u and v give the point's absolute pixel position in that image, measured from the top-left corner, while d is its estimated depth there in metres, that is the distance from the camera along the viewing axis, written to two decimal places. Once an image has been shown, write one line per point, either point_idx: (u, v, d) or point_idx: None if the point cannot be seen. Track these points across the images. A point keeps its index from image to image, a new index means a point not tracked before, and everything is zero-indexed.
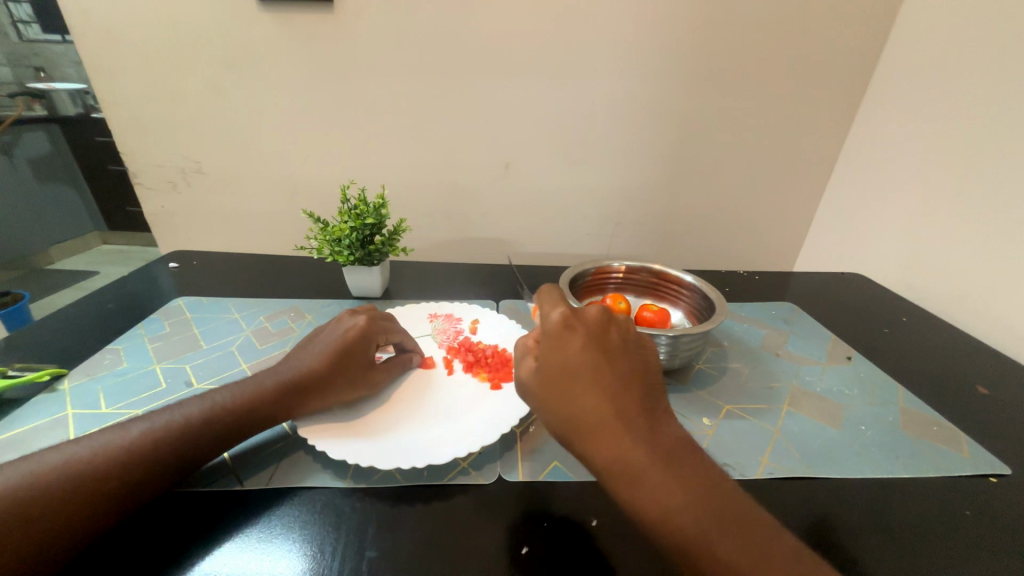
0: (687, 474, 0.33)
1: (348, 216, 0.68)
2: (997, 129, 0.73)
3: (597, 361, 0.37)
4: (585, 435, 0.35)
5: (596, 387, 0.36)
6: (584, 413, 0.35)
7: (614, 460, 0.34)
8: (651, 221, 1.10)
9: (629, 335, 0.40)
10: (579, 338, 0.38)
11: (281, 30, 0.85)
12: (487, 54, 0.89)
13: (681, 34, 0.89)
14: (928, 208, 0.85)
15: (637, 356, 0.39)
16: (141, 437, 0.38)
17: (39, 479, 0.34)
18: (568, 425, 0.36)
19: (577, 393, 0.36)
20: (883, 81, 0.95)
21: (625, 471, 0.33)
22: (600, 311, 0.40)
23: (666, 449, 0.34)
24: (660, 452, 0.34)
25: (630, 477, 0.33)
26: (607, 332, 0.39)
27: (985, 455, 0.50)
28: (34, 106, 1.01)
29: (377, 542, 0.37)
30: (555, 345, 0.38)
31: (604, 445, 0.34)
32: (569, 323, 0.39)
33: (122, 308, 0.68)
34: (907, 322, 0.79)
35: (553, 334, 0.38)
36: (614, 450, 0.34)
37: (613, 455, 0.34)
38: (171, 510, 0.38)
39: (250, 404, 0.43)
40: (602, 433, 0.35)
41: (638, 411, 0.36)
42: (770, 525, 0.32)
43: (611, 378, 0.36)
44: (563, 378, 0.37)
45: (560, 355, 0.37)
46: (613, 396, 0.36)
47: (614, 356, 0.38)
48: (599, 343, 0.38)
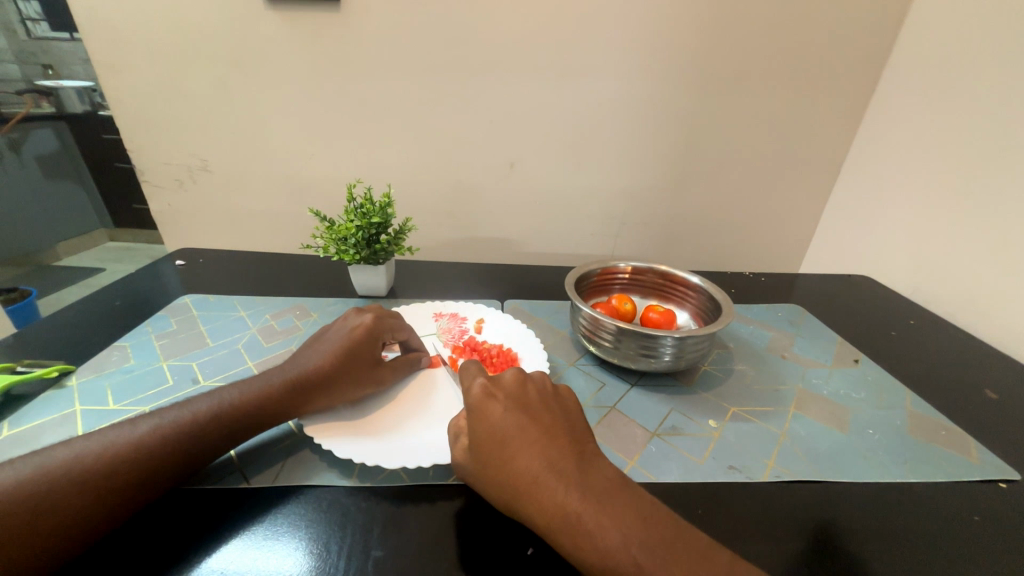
0: (625, 509, 0.34)
1: (354, 215, 0.68)
2: (1006, 131, 0.72)
3: (521, 421, 0.39)
4: (525, 497, 0.35)
5: (526, 446, 0.37)
6: (520, 473, 0.36)
7: (555, 516, 0.33)
8: (657, 221, 1.09)
9: (546, 390, 0.43)
10: (500, 403, 0.40)
11: (288, 29, 0.85)
12: (493, 54, 0.89)
13: (688, 34, 0.89)
14: (935, 211, 0.84)
15: (559, 410, 0.41)
16: (149, 434, 0.38)
17: (49, 475, 0.34)
18: (508, 491, 0.36)
19: (510, 456, 0.37)
20: (891, 82, 0.94)
21: (567, 522, 0.33)
22: (515, 374, 0.43)
23: (601, 490, 0.35)
24: (595, 493, 0.34)
25: (574, 527, 0.33)
26: (525, 392, 0.41)
27: (993, 460, 0.49)
28: (41, 103, 1.02)
29: (382, 541, 0.37)
30: (478, 416, 0.39)
31: (543, 503, 0.34)
32: (490, 391, 0.41)
33: (129, 305, 0.68)
34: (914, 325, 0.79)
35: (476, 405, 0.40)
36: (552, 504, 0.34)
37: (552, 512, 0.34)
38: (177, 508, 0.38)
39: (258, 402, 0.43)
40: (539, 490, 0.35)
41: (568, 460, 0.36)
42: (707, 547, 0.33)
43: (537, 435, 0.38)
44: (494, 446, 0.37)
45: (486, 426, 0.39)
46: (542, 449, 0.37)
47: (536, 413, 0.40)
48: (521, 403, 0.40)
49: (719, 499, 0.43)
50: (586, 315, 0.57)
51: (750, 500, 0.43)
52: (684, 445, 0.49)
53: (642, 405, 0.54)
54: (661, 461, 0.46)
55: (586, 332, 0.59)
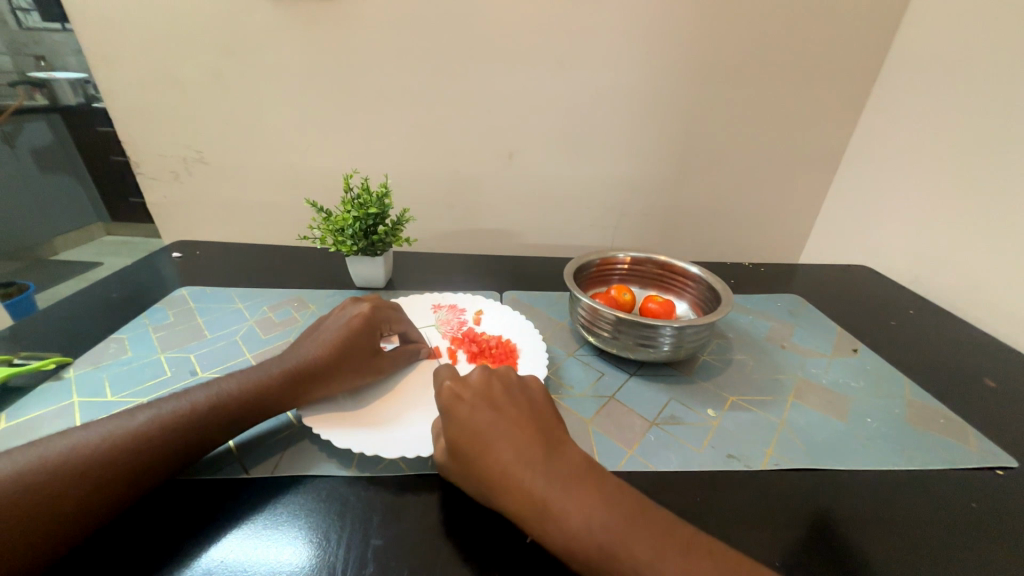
0: (595, 493, 0.34)
1: (351, 206, 0.67)
2: (1006, 120, 0.72)
3: (489, 416, 0.38)
4: (498, 489, 0.35)
5: (495, 440, 0.37)
6: (492, 467, 0.36)
7: (526, 506, 0.34)
8: (656, 212, 1.09)
9: (514, 383, 0.42)
10: (467, 401, 0.39)
11: (281, 18, 0.84)
12: (490, 43, 0.88)
13: (688, 21, 0.88)
14: (936, 200, 0.83)
15: (526, 401, 0.41)
16: (145, 424, 0.38)
17: (48, 465, 0.34)
18: (483, 486, 0.36)
19: (481, 453, 0.36)
20: (893, 70, 0.93)
21: (538, 511, 0.33)
22: (481, 372, 0.42)
23: (570, 476, 0.35)
24: (565, 480, 0.34)
25: (545, 516, 0.33)
26: (491, 386, 0.41)
27: (991, 448, 0.50)
28: (35, 96, 0.95)
29: (381, 530, 0.37)
30: (447, 416, 0.39)
31: (515, 495, 0.34)
32: (457, 391, 0.40)
33: (126, 298, 0.68)
34: (914, 314, 0.79)
35: (443, 405, 0.40)
36: (524, 495, 0.34)
37: (526, 504, 0.34)
38: (176, 499, 0.38)
39: (255, 392, 0.43)
40: (509, 481, 0.35)
41: (537, 451, 0.36)
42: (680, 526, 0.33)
43: (507, 429, 0.38)
44: (465, 443, 0.37)
45: (455, 426, 0.38)
46: (511, 441, 0.37)
47: (503, 407, 0.40)
48: (487, 398, 0.40)
49: (716, 487, 0.43)
50: (584, 305, 0.57)
51: (747, 488, 0.43)
52: (683, 435, 0.49)
53: (640, 395, 0.54)
54: (659, 450, 0.46)
55: (585, 322, 0.59)
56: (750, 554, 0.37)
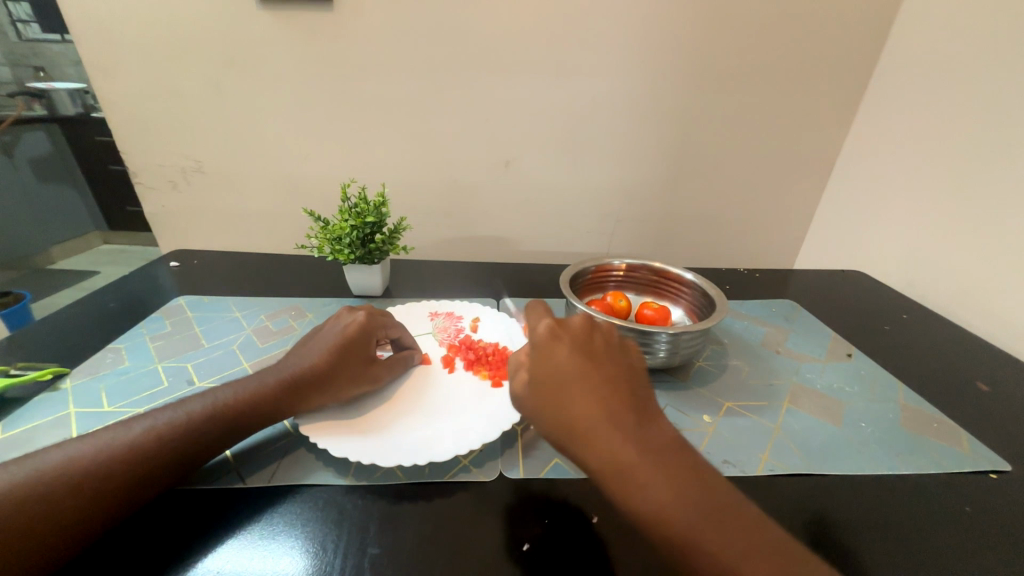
0: (681, 467, 0.33)
1: (348, 215, 0.68)
2: (995, 126, 0.73)
3: (584, 367, 0.38)
4: (579, 438, 0.35)
5: (586, 390, 0.36)
6: (578, 416, 0.35)
7: (607, 458, 0.33)
8: (652, 218, 1.10)
9: (612, 341, 0.41)
10: (566, 347, 0.39)
11: (281, 30, 0.85)
12: (487, 53, 0.89)
13: (681, 32, 0.89)
14: (927, 206, 0.85)
15: (622, 361, 0.40)
16: (143, 434, 0.38)
17: (44, 476, 0.34)
18: (564, 430, 0.36)
19: (569, 399, 0.36)
20: (883, 78, 0.95)
21: (619, 467, 0.33)
22: (582, 321, 0.42)
23: (658, 444, 0.34)
24: (653, 446, 0.34)
25: (626, 474, 0.33)
26: (592, 339, 0.40)
27: (985, 451, 0.50)
28: (33, 106, 1.02)
29: (378, 539, 0.37)
30: (543, 356, 0.39)
31: (598, 445, 0.34)
32: (556, 332, 0.40)
33: (122, 307, 0.68)
34: (907, 319, 0.79)
35: (541, 344, 0.39)
36: (607, 449, 0.34)
37: (606, 457, 0.33)
38: (174, 509, 0.38)
39: (252, 401, 0.43)
40: (595, 433, 0.34)
41: (627, 410, 0.36)
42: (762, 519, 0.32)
43: (600, 382, 0.37)
44: (554, 387, 0.37)
45: (548, 365, 0.38)
46: (603, 395, 0.36)
47: (601, 361, 0.39)
48: (586, 350, 0.39)
49: None
50: (581, 312, 0.57)
51: (744, 494, 0.43)
52: None
53: None
54: None
55: None
56: None
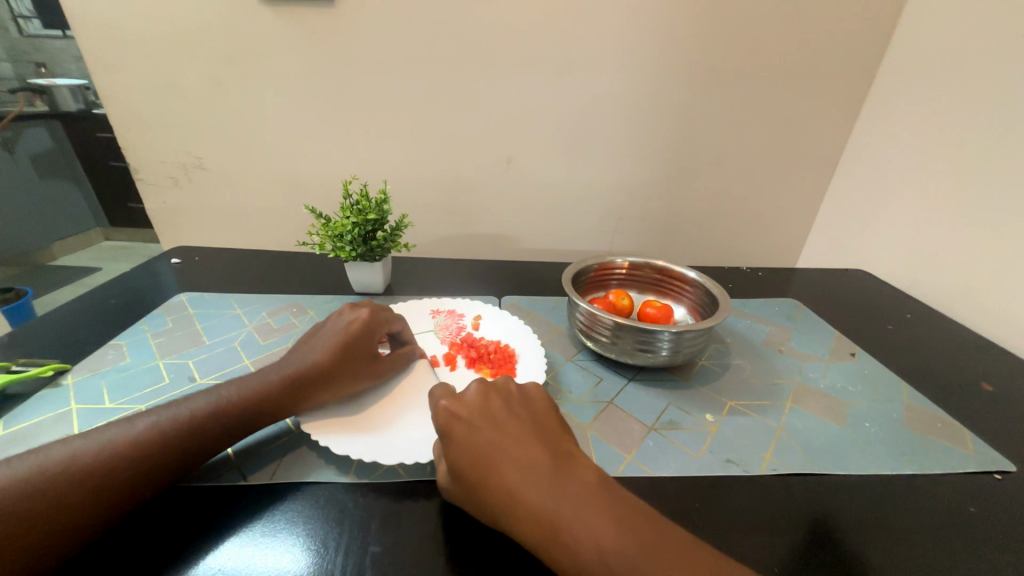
0: (602, 512, 0.33)
1: (350, 212, 0.68)
2: (1000, 125, 0.72)
3: (490, 437, 0.38)
4: (505, 511, 0.35)
5: (496, 461, 0.36)
6: (495, 489, 0.35)
7: (534, 528, 0.33)
8: (654, 216, 1.09)
9: (511, 399, 0.42)
10: (467, 422, 0.39)
11: (282, 26, 0.85)
12: (489, 49, 0.88)
13: (684, 28, 0.88)
14: (932, 205, 0.84)
15: (527, 419, 0.40)
16: (147, 430, 0.38)
17: (47, 473, 0.34)
18: (488, 505, 0.35)
19: (484, 474, 0.36)
20: (888, 75, 0.94)
21: (546, 530, 0.33)
22: (479, 388, 0.42)
23: (574, 494, 0.34)
24: (569, 495, 0.34)
25: (553, 535, 0.32)
26: (491, 406, 0.40)
27: (989, 452, 0.50)
28: (34, 102, 1.01)
29: (380, 537, 0.37)
30: (447, 440, 0.38)
31: (522, 515, 0.34)
32: (455, 410, 0.40)
33: (124, 304, 0.68)
34: (911, 319, 0.79)
35: (442, 426, 0.39)
36: (530, 516, 0.34)
37: (530, 524, 0.33)
38: (175, 506, 0.38)
39: (257, 399, 0.43)
40: (515, 503, 0.34)
41: (540, 468, 0.36)
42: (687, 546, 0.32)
43: (508, 449, 0.37)
44: (468, 467, 0.37)
45: (456, 446, 0.38)
46: (513, 461, 0.36)
47: (505, 424, 0.39)
48: (487, 417, 0.39)
49: (715, 492, 0.43)
50: (583, 310, 0.57)
51: (746, 493, 0.43)
52: (681, 439, 0.49)
53: (639, 400, 0.54)
54: (658, 456, 0.46)
55: (583, 327, 0.59)
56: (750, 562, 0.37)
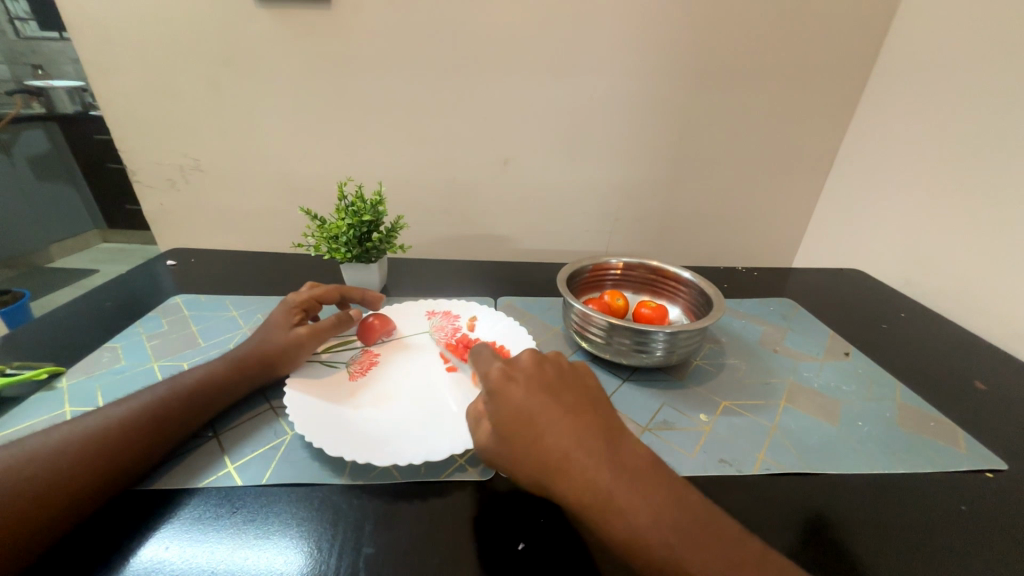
0: (655, 489, 0.33)
1: (345, 213, 0.68)
2: (993, 125, 0.73)
3: (545, 401, 0.37)
4: (554, 478, 0.34)
5: (551, 427, 0.35)
6: (547, 455, 0.34)
7: (588, 494, 0.33)
8: (650, 217, 1.09)
9: (564, 368, 0.41)
10: (522, 385, 0.38)
11: (277, 28, 0.85)
12: (485, 50, 0.89)
13: (679, 28, 0.88)
14: (926, 204, 0.84)
15: (580, 388, 0.39)
16: (75, 438, 0.38)
17: (35, 456, 0.36)
18: (536, 469, 0.35)
19: (539, 435, 0.35)
20: (882, 75, 0.94)
21: (599, 500, 0.32)
22: (532, 355, 0.41)
23: (629, 467, 0.34)
24: (625, 470, 0.34)
25: (608, 505, 0.32)
26: (546, 371, 0.39)
27: (981, 450, 0.50)
28: (32, 104, 1.02)
29: (374, 538, 0.37)
30: (500, 399, 0.37)
31: (574, 480, 0.33)
32: (508, 373, 0.39)
33: (120, 306, 0.68)
34: (905, 318, 0.79)
35: (496, 387, 0.38)
36: (583, 485, 0.33)
37: (581, 490, 0.33)
38: (131, 508, 0.38)
39: (189, 397, 0.44)
40: (568, 468, 0.34)
41: (596, 437, 0.35)
42: (734, 530, 0.33)
43: (564, 414, 0.36)
44: (519, 427, 0.36)
45: (509, 406, 0.37)
46: (569, 427, 0.35)
47: (560, 391, 0.38)
48: (543, 383, 0.38)
49: (707, 492, 0.43)
50: (577, 311, 0.57)
51: (740, 492, 0.43)
52: (675, 440, 0.49)
53: (634, 400, 0.55)
54: None
55: (578, 327, 0.59)
56: None
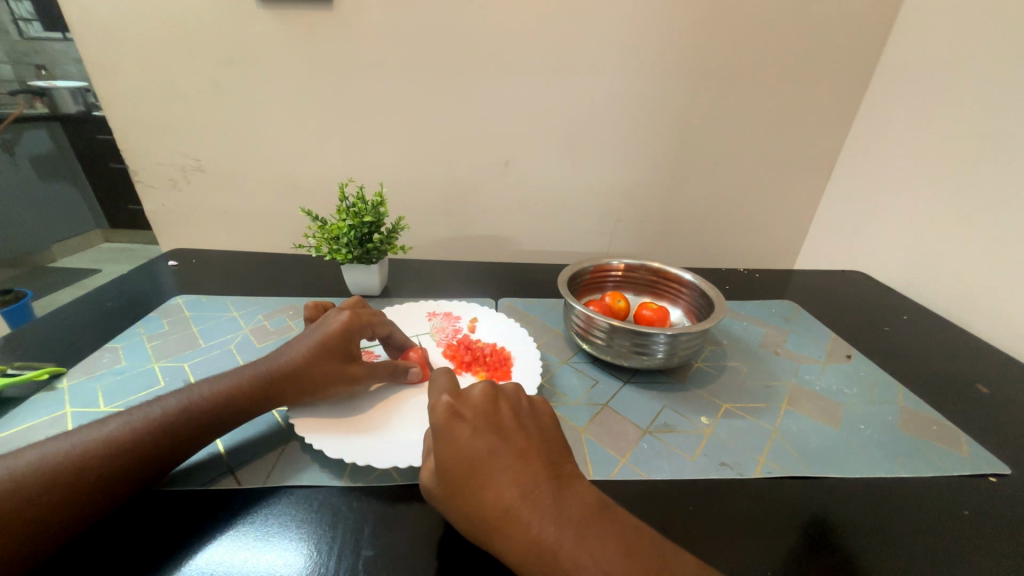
0: (606, 537, 0.32)
1: (346, 214, 0.68)
2: (995, 126, 0.73)
3: (491, 445, 0.37)
4: (500, 531, 0.33)
5: (495, 475, 0.35)
6: (491, 506, 0.34)
7: (533, 549, 0.32)
8: (652, 218, 1.09)
9: (519, 406, 0.41)
10: (469, 424, 0.38)
11: (279, 29, 0.85)
12: (487, 51, 0.89)
13: (681, 30, 0.88)
14: (928, 206, 0.84)
15: (532, 429, 0.40)
16: (68, 454, 0.35)
17: (31, 471, 0.34)
18: (479, 522, 0.34)
19: (481, 484, 0.35)
20: (884, 76, 0.94)
21: (544, 554, 0.32)
22: (485, 388, 0.41)
23: (576, 513, 0.34)
24: (573, 518, 0.33)
25: (551, 559, 0.32)
26: (495, 411, 0.39)
27: (984, 454, 0.50)
28: (35, 104, 1.02)
29: (372, 541, 0.37)
30: (445, 441, 0.37)
31: (518, 533, 0.33)
32: (456, 410, 0.38)
33: (121, 307, 0.68)
34: (907, 320, 0.79)
35: (442, 425, 0.37)
36: (525, 540, 0.32)
37: (526, 544, 0.32)
38: (112, 540, 0.35)
39: (176, 418, 0.40)
40: (512, 519, 0.33)
41: (543, 484, 0.35)
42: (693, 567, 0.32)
43: (509, 459, 0.36)
44: (463, 474, 0.35)
45: (454, 450, 0.36)
46: (514, 475, 0.35)
47: (509, 434, 0.38)
48: (491, 423, 0.38)
49: (708, 495, 0.43)
50: (579, 313, 0.57)
51: (741, 497, 0.43)
52: (676, 442, 0.49)
53: (635, 402, 0.54)
54: (653, 459, 0.46)
55: (579, 330, 0.59)
56: (745, 565, 0.36)
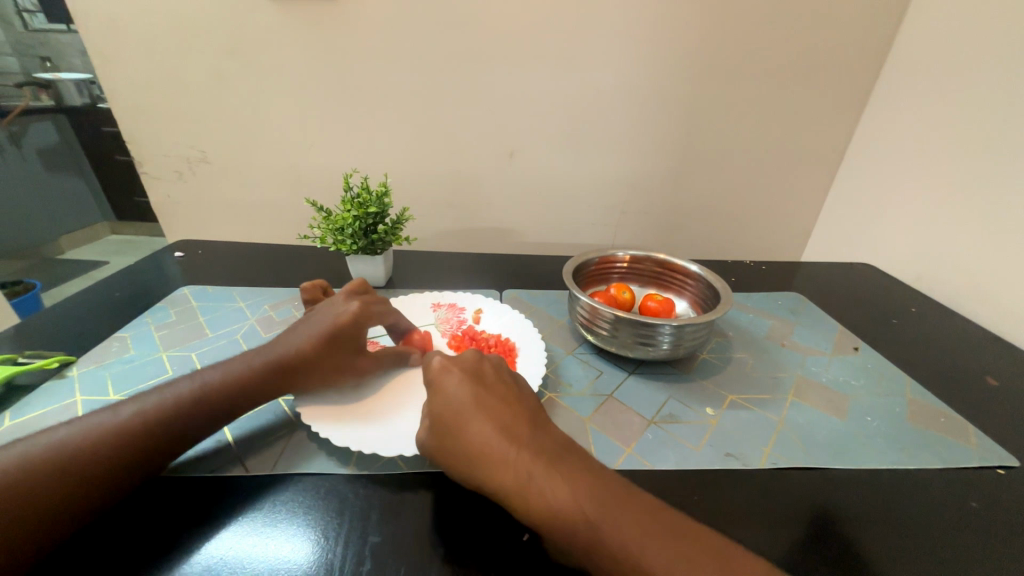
0: (579, 470, 0.35)
1: (351, 205, 0.68)
2: (1008, 118, 0.71)
3: (475, 392, 0.40)
4: (478, 463, 0.36)
5: (476, 416, 0.38)
6: (472, 443, 0.37)
7: (508, 478, 0.35)
8: (657, 209, 1.08)
9: (505, 368, 0.44)
10: (456, 375, 0.41)
11: (281, 20, 0.84)
12: (490, 41, 0.88)
13: (687, 19, 0.87)
14: (938, 198, 0.83)
15: (515, 384, 0.42)
16: (82, 440, 0.36)
17: (45, 457, 0.35)
18: (462, 457, 0.37)
19: (464, 423, 0.38)
20: (895, 66, 0.92)
21: (517, 481, 0.34)
22: (474, 351, 0.44)
23: (551, 448, 0.36)
24: (546, 455, 0.36)
25: (524, 487, 0.34)
26: (482, 367, 0.43)
27: (992, 446, 0.49)
28: (38, 96, 1.01)
29: (379, 528, 0.37)
30: (435, 389, 0.40)
31: (495, 464, 0.36)
32: (447, 365, 0.42)
33: (129, 297, 0.68)
34: (915, 313, 0.78)
35: (434, 377, 0.41)
36: (502, 469, 0.35)
37: (503, 474, 0.35)
38: (127, 521, 0.36)
39: (186, 404, 0.41)
40: (491, 453, 0.36)
41: (522, 424, 0.38)
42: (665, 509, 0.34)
43: (491, 403, 0.39)
44: (449, 416, 0.39)
45: (442, 397, 0.40)
46: (495, 416, 0.38)
47: (492, 384, 0.41)
48: (477, 375, 0.41)
49: (713, 485, 0.43)
50: (584, 304, 0.57)
51: (746, 488, 0.43)
52: (680, 432, 0.49)
53: (640, 393, 0.54)
54: (658, 449, 0.46)
55: (584, 320, 0.59)
56: None
